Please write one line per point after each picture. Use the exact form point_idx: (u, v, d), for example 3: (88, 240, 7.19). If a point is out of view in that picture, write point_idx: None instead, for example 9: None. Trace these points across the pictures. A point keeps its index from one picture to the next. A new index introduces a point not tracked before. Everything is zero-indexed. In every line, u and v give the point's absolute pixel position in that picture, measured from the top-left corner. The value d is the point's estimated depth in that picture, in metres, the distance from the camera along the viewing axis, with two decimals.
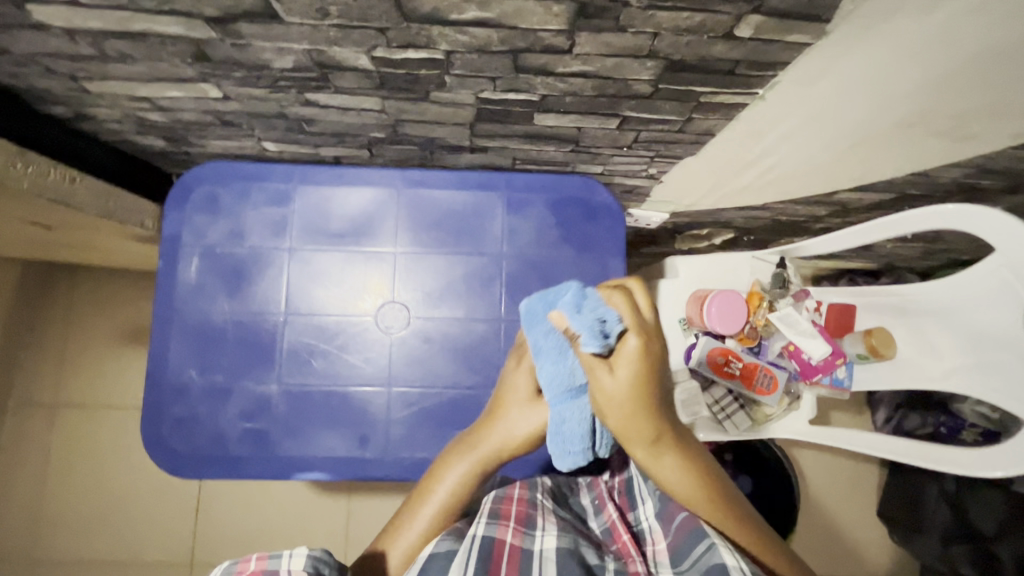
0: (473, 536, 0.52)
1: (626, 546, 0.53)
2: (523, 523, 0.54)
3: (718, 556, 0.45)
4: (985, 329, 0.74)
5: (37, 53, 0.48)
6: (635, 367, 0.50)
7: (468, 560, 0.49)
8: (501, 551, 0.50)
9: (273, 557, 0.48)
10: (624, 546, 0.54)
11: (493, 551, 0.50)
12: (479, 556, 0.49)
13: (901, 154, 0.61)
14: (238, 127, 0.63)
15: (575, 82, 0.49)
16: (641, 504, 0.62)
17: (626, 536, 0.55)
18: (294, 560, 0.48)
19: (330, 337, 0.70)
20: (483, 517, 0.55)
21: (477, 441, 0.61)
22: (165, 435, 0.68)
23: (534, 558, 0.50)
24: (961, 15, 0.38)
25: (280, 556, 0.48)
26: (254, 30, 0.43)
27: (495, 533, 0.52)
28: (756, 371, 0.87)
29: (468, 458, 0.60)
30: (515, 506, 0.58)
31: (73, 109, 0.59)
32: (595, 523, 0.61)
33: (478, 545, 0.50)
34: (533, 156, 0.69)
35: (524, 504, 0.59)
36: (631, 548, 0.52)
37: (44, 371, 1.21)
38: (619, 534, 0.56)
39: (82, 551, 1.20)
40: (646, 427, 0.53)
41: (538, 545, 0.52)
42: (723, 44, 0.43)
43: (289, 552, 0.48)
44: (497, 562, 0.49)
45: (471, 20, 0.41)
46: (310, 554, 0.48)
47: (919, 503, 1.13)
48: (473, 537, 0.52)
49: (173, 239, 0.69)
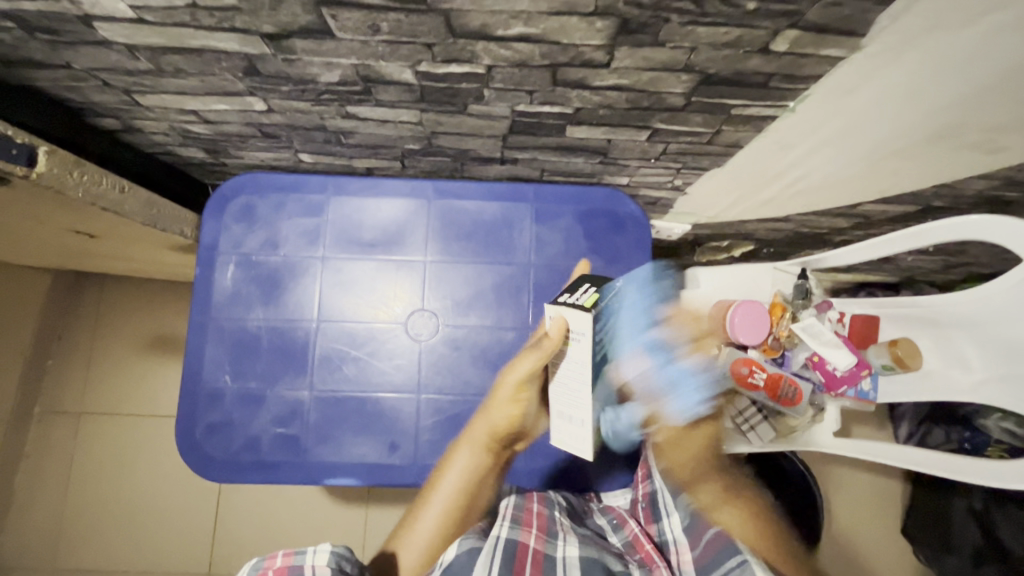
0: (496, 537, 0.57)
1: (649, 555, 0.60)
2: (545, 532, 0.59)
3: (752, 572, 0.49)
4: (1015, 341, 0.74)
5: (96, 68, 0.50)
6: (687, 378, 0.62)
7: (492, 559, 0.54)
8: (525, 553, 0.55)
9: (299, 553, 0.54)
10: (647, 554, 0.60)
11: (517, 553, 0.55)
12: (505, 557, 0.54)
13: (930, 167, 0.62)
14: (278, 138, 0.65)
15: (610, 95, 0.51)
16: (665, 517, 0.64)
17: (649, 545, 0.61)
18: (317, 556, 0.54)
19: (361, 345, 0.71)
20: (506, 521, 0.59)
21: (473, 429, 0.63)
22: (199, 440, 0.69)
23: (557, 564, 0.55)
24: (995, 32, 0.39)
25: (303, 553, 0.54)
26: (307, 46, 0.45)
27: (519, 538, 0.57)
28: (780, 381, 0.87)
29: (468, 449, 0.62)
30: (536, 514, 0.61)
31: (123, 122, 0.61)
32: (617, 538, 0.66)
33: (503, 547, 0.55)
34: (561, 167, 0.70)
35: (545, 513, 0.62)
36: (655, 556, 0.59)
37: (72, 378, 1.24)
38: (642, 544, 0.62)
39: (102, 560, 1.21)
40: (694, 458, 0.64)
41: (561, 552, 0.57)
42: (758, 58, 0.44)
43: (312, 549, 0.55)
44: (522, 562, 0.54)
45: (515, 35, 0.43)
46: (332, 550, 0.55)
47: (946, 520, 1.11)
48: (497, 538, 0.56)
49: (211, 247, 0.71)
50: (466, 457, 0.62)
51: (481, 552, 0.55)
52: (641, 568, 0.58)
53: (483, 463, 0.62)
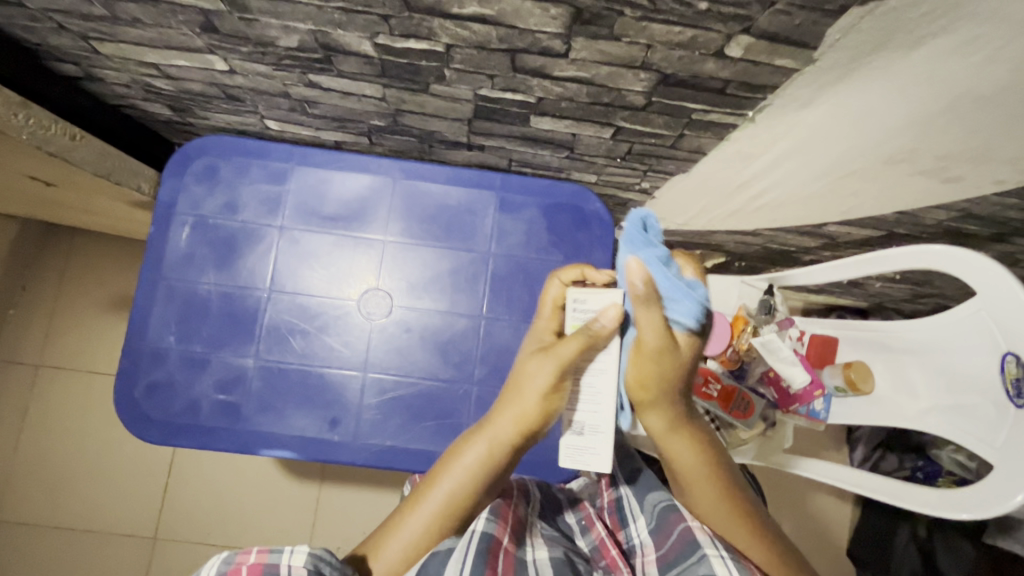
0: (471, 531, 0.53)
1: (615, 561, 0.57)
2: (516, 532, 0.56)
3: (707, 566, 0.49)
4: (963, 372, 0.75)
5: (50, 9, 0.49)
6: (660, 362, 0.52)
7: (466, 556, 0.50)
8: (498, 549, 0.52)
9: (274, 551, 0.46)
10: (613, 560, 0.57)
11: (492, 547, 0.52)
12: (477, 552, 0.51)
13: (888, 190, 0.62)
14: (242, 102, 0.64)
15: (571, 87, 0.51)
16: (632, 522, 0.62)
17: (615, 551, 0.58)
18: (293, 557, 0.46)
19: (311, 318, 0.70)
20: (485, 513, 0.55)
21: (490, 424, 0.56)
22: (138, 398, 0.68)
23: (529, 566, 0.53)
24: (939, 56, 0.39)
25: (280, 551, 0.46)
26: (262, 6, 0.45)
27: (494, 533, 0.53)
28: (733, 395, 0.89)
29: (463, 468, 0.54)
30: (512, 509, 0.59)
31: (83, 70, 0.60)
32: (583, 541, 0.62)
33: (478, 541, 0.52)
34: (529, 159, 0.70)
35: (520, 511, 0.60)
36: (621, 562, 0.56)
37: (32, 330, 1.22)
38: (608, 549, 0.59)
39: (47, 514, 1.20)
40: (656, 393, 0.54)
41: (531, 555, 0.54)
42: (714, 62, 0.44)
43: (290, 547, 0.46)
44: (495, 557, 0.51)
45: (472, 15, 0.42)
46: (311, 551, 0.47)
47: (889, 545, 1.12)
48: (473, 531, 0.53)
49: (168, 206, 0.70)
50: (476, 450, 0.55)
51: (456, 548, 0.52)
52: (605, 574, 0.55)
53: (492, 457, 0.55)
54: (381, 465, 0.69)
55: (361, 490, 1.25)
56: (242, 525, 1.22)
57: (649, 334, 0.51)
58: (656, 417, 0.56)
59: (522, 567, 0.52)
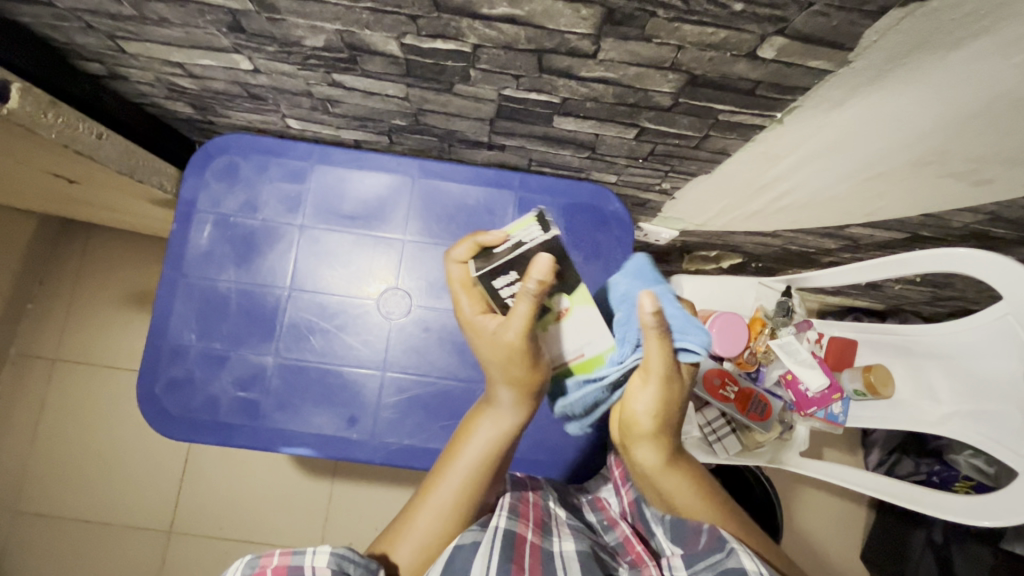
0: (494, 527, 0.53)
1: (641, 556, 0.56)
2: (540, 528, 0.56)
3: (735, 560, 0.47)
4: (987, 377, 0.74)
5: (80, 9, 0.50)
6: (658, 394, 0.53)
7: (491, 551, 0.50)
8: (522, 543, 0.52)
9: (298, 552, 0.46)
10: (639, 555, 0.56)
11: (516, 543, 0.52)
12: (503, 547, 0.50)
13: (916, 193, 0.61)
14: (264, 101, 0.64)
15: (596, 88, 0.50)
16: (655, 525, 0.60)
17: (641, 547, 0.58)
18: (316, 557, 0.46)
19: (330, 317, 0.70)
20: (504, 511, 0.55)
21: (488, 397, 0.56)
22: (159, 395, 0.68)
23: (555, 559, 0.52)
24: (977, 58, 0.38)
25: (303, 553, 0.47)
26: (290, 6, 0.45)
27: (516, 529, 0.53)
28: (750, 397, 0.89)
29: (489, 436, 0.55)
30: (532, 507, 0.59)
31: (108, 69, 0.61)
32: (608, 538, 0.62)
33: (502, 537, 0.51)
34: (549, 159, 0.70)
35: (540, 508, 0.60)
36: (646, 556, 0.55)
37: (53, 325, 1.24)
38: (633, 545, 0.58)
39: (66, 506, 1.22)
40: (654, 427, 0.54)
41: (558, 548, 0.54)
42: (745, 63, 0.43)
43: (312, 548, 0.47)
44: (520, 553, 0.51)
45: (501, 15, 0.42)
46: (334, 551, 0.47)
47: (906, 550, 1.11)
48: (495, 528, 0.52)
49: (189, 204, 0.71)
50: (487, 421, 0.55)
51: (481, 544, 0.51)
52: (631, 568, 0.55)
53: (511, 429, 0.55)
54: (398, 464, 0.69)
55: (373, 486, 1.25)
56: (256, 520, 1.23)
57: (654, 358, 0.51)
58: (652, 450, 0.56)
59: (549, 560, 0.51)
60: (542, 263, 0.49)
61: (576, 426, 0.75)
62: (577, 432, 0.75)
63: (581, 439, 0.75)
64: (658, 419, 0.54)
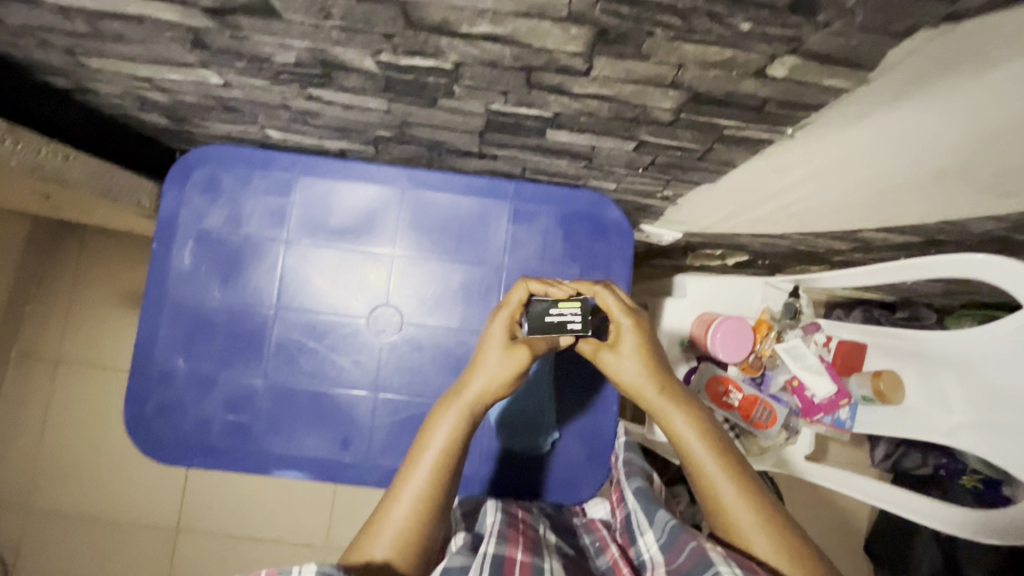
0: (482, 554, 0.51)
1: None
2: (530, 548, 0.54)
3: None
4: (1001, 387, 0.70)
5: (33, 26, 0.46)
6: (639, 356, 0.58)
7: None
8: (511, 568, 0.50)
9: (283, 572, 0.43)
10: None
11: (504, 569, 0.49)
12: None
13: (937, 203, 0.56)
14: (241, 113, 0.61)
15: (591, 104, 0.46)
16: (641, 537, 0.57)
17: (627, 568, 0.54)
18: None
19: (320, 336, 0.68)
20: (493, 537, 0.53)
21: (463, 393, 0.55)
22: (147, 419, 0.66)
23: None
24: (1019, 77, 0.33)
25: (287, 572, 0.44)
26: (254, 24, 0.41)
27: (505, 553, 0.51)
28: (755, 404, 0.86)
29: (450, 413, 0.54)
30: (523, 532, 0.56)
31: (75, 84, 0.57)
32: (599, 561, 0.59)
33: (490, 563, 0.49)
34: (544, 167, 0.66)
35: (530, 532, 0.58)
36: None
37: (50, 327, 1.23)
38: (620, 568, 0.55)
39: (75, 506, 1.23)
40: (642, 372, 0.57)
41: (549, 567, 0.52)
42: (753, 81, 0.39)
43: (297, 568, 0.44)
44: None
45: (483, 34, 0.38)
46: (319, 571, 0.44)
47: (911, 546, 1.10)
48: (484, 555, 0.51)
49: (170, 220, 0.68)
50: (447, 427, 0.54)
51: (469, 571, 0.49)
52: None
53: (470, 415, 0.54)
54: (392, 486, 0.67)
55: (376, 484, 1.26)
56: (261, 518, 1.25)
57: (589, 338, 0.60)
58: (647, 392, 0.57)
59: None
60: (568, 337, 0.57)
61: (568, 440, 0.73)
62: (569, 445, 0.73)
63: (575, 453, 0.73)
64: (637, 361, 0.57)
